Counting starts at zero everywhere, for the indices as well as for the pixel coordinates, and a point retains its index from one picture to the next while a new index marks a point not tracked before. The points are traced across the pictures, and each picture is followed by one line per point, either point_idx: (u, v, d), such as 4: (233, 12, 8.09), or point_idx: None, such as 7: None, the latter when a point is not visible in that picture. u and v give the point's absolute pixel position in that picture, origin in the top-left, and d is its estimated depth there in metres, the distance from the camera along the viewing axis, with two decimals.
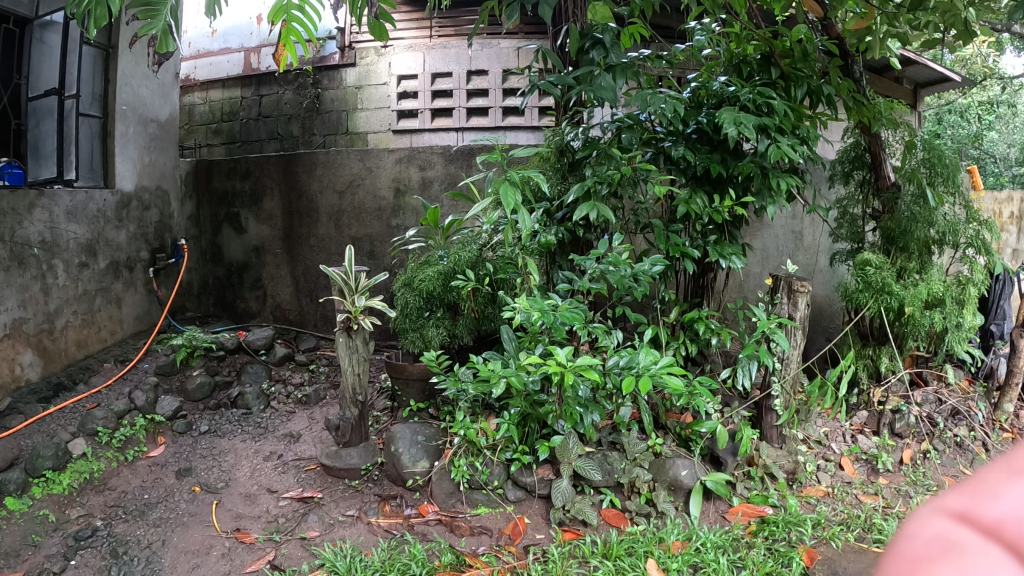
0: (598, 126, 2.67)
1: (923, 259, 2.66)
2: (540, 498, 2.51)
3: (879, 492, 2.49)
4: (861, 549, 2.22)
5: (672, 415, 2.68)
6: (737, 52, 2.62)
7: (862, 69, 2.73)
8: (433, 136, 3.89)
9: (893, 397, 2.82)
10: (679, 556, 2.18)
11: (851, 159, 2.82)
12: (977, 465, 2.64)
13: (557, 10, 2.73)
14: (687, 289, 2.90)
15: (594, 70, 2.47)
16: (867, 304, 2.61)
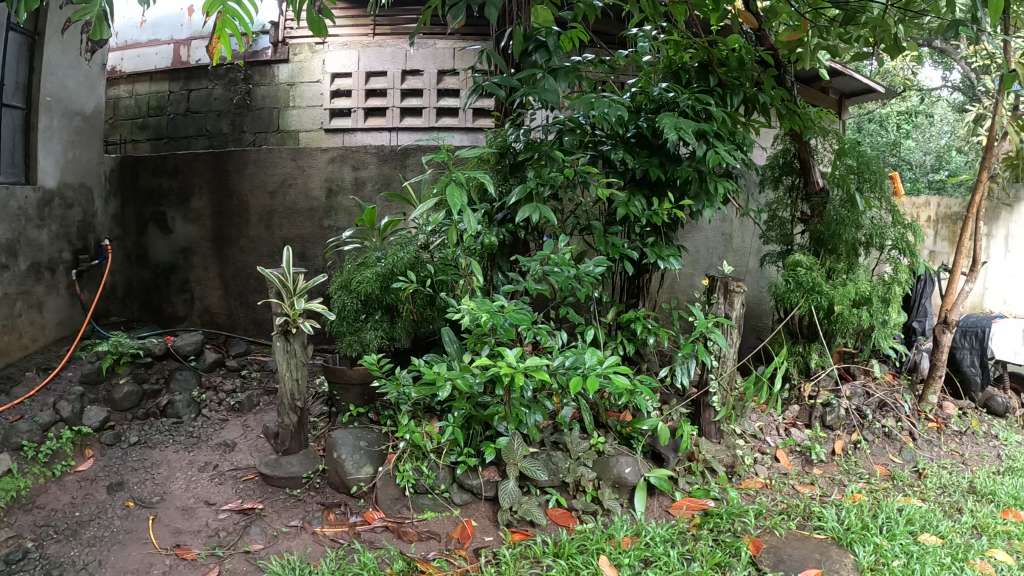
0: (539, 128, 2.69)
1: (851, 261, 2.89)
2: (486, 500, 2.49)
3: (814, 482, 2.65)
4: (803, 535, 2.33)
5: (612, 414, 2.73)
6: (675, 58, 2.75)
7: (793, 79, 3.06)
8: (365, 136, 3.94)
9: (823, 391, 3.03)
10: (630, 551, 2.19)
11: (782, 164, 3.09)
12: (906, 454, 2.88)
13: (503, 10, 2.84)
14: (623, 291, 2.96)
15: (537, 72, 2.48)
16: (798, 303, 2.80)
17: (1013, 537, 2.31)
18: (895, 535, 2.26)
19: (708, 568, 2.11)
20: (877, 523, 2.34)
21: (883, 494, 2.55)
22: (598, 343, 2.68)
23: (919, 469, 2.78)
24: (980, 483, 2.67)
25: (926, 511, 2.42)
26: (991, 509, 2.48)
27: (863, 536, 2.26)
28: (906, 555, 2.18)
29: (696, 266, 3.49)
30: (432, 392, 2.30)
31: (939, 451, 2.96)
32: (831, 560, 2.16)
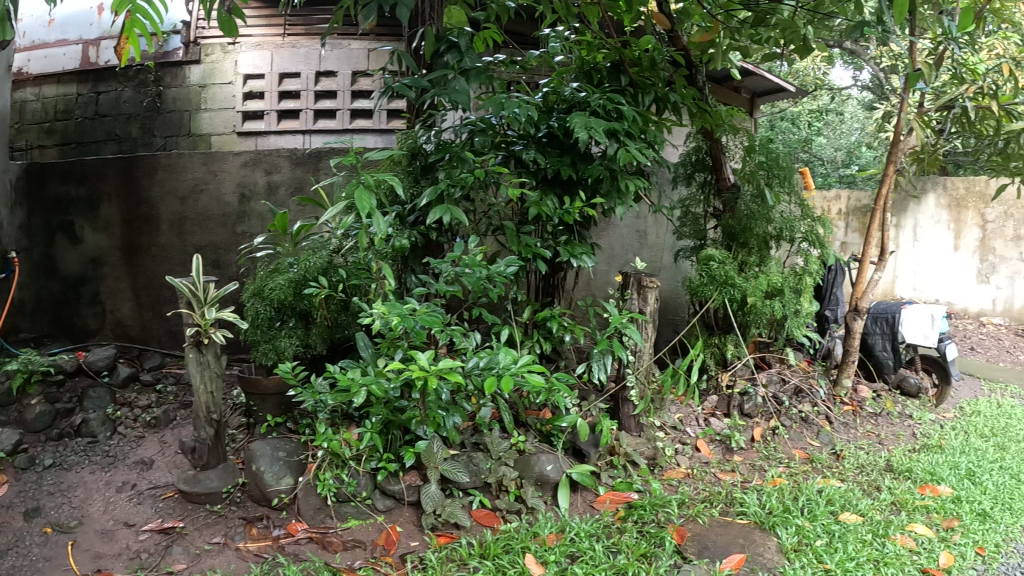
0: (451, 130, 2.71)
1: (762, 254, 3.08)
2: (409, 505, 2.47)
3: (734, 469, 2.73)
4: (726, 521, 2.38)
5: (531, 413, 2.75)
6: (587, 59, 2.83)
7: (704, 78, 3.19)
8: (278, 138, 3.90)
9: (739, 381, 3.17)
10: (556, 548, 2.19)
11: (694, 162, 3.22)
12: (822, 437, 3.05)
13: (414, 12, 2.84)
14: (539, 290, 2.98)
15: (449, 73, 2.47)
16: (712, 297, 2.95)
17: (929, 512, 2.43)
18: (816, 516, 2.34)
19: (634, 559, 2.12)
20: (797, 505, 2.42)
21: (803, 477, 2.65)
22: (514, 343, 2.68)
23: (837, 451, 2.93)
24: (898, 460, 2.84)
25: (844, 491, 2.52)
26: (905, 486, 2.60)
27: (786, 519, 2.33)
28: (827, 534, 2.26)
29: (613, 263, 3.56)
30: (346, 398, 2.29)
31: (856, 433, 3.15)
32: (755, 544, 2.22)
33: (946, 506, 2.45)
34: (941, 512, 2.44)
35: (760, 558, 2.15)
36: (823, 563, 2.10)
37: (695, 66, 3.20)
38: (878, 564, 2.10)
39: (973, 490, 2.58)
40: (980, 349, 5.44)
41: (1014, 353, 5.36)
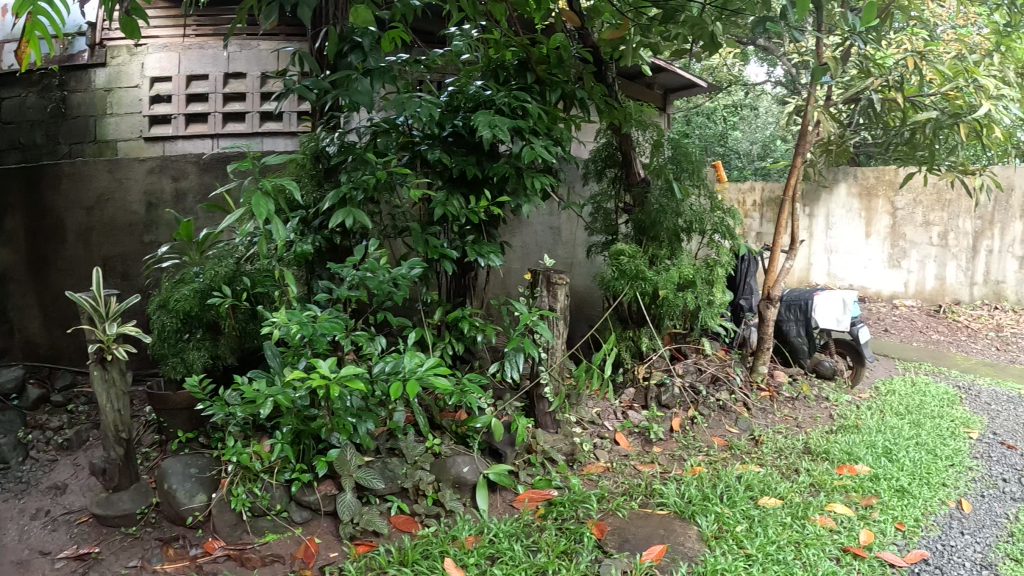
0: (355, 132, 2.67)
1: (672, 247, 3.36)
2: (326, 515, 2.42)
3: (653, 460, 2.85)
4: (646, 513, 2.45)
5: (446, 415, 2.74)
6: (495, 57, 2.83)
7: (613, 75, 3.29)
8: (186, 143, 3.83)
9: (656, 371, 3.36)
10: (474, 551, 2.17)
11: (604, 158, 3.47)
12: (740, 423, 3.22)
13: (318, 12, 2.96)
14: (449, 289, 3.01)
15: (351, 73, 2.42)
16: (623, 290, 3.20)
17: (848, 490, 2.61)
18: (736, 502, 2.45)
19: (554, 557, 2.12)
20: (716, 493, 2.51)
21: (722, 465, 2.78)
22: (426, 344, 2.69)
23: (755, 436, 3.11)
24: (815, 442, 3.04)
25: (760, 475, 2.66)
26: (823, 467, 2.80)
27: (705, 506, 2.42)
28: (747, 519, 2.36)
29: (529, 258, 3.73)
30: (255, 410, 2.23)
31: (773, 418, 3.37)
32: (676, 534, 2.29)
33: (864, 484, 2.64)
34: (858, 490, 2.62)
35: (681, 547, 2.22)
36: (744, 547, 2.20)
37: (604, 62, 3.29)
38: (800, 546, 2.23)
39: (887, 468, 2.78)
40: (894, 331, 6.05)
41: (927, 333, 5.96)
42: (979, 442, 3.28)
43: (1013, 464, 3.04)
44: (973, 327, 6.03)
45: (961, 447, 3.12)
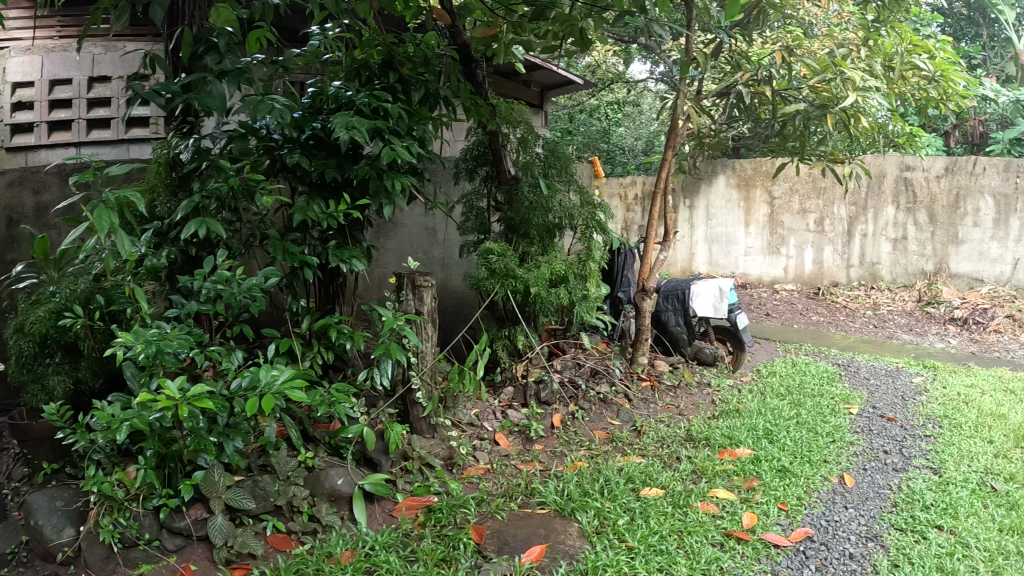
0: (213, 135, 3.94)
1: (544, 247, 5.79)
2: (198, 538, 3.32)
3: (533, 459, 4.85)
4: (529, 514, 3.97)
5: (321, 428, 4.04)
6: (357, 55, 4.65)
7: (480, 64, 5.22)
8: (50, 150, 5.46)
9: (532, 370, 5.90)
10: (352, 565, 3.18)
11: (478, 159, 5.90)
12: (621, 414, 5.73)
13: (171, 16, 4.21)
14: (322, 298, 4.80)
15: (205, 78, 3.45)
16: (495, 287, 5.56)
17: (728, 474, 4.64)
18: (616, 497, 4.10)
19: (436, 565, 3.26)
20: (569, 475, 4.40)
21: (602, 459, 4.83)
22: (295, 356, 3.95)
23: (637, 427, 5.49)
24: (693, 430, 5.42)
25: (634, 468, 4.51)
26: (700, 453, 4.94)
27: (583, 502, 3.98)
28: (628, 510, 3.99)
29: (399, 254, 6.52)
30: (113, 434, 2.96)
31: (655, 405, 6.00)
32: (558, 531, 3.74)
33: (742, 468, 4.70)
34: (739, 473, 4.65)
35: (565, 544, 3.61)
36: (633, 538, 3.69)
37: (475, 60, 5.22)
38: (687, 538, 3.74)
39: (767, 450, 5.04)
40: (776, 312, 9.42)
41: (801, 315, 9.29)
42: (856, 419, 6.15)
43: (873, 442, 5.57)
44: (848, 306, 9.44)
45: (841, 425, 5.89)
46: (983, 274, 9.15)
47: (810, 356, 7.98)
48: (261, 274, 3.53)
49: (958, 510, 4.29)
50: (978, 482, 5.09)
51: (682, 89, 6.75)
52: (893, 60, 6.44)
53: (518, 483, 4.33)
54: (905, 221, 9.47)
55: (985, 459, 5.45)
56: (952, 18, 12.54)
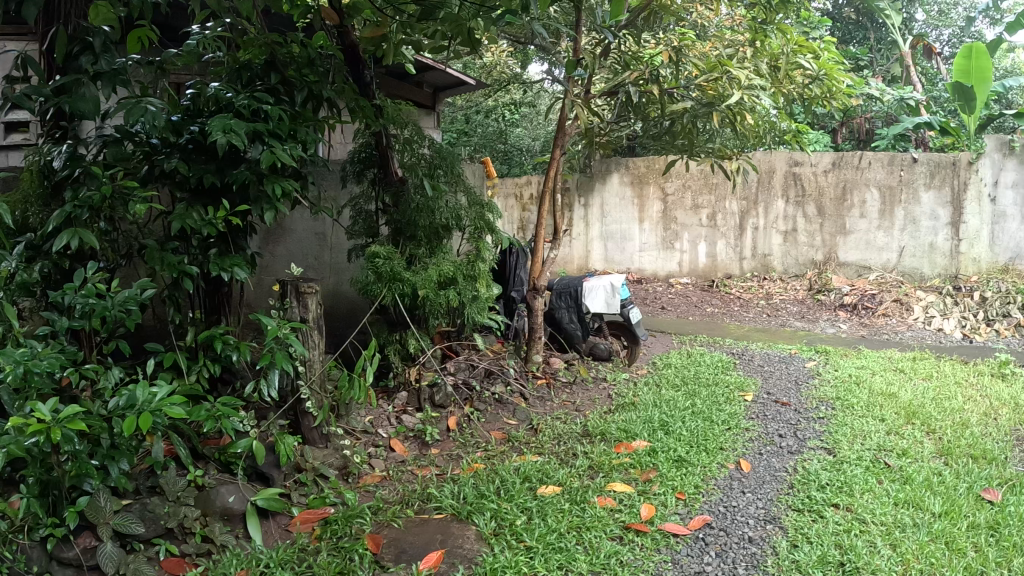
0: (96, 140, 4.80)
1: (427, 249, 6.87)
2: (86, 569, 3.77)
3: (423, 464, 6.21)
4: (421, 519, 5.38)
5: (216, 442, 5.31)
6: (235, 61, 5.56)
7: (352, 74, 6.19)
8: None
9: (426, 373, 7.01)
10: None
11: (363, 165, 6.79)
12: (516, 415, 7.04)
13: (44, 16, 4.48)
14: (209, 307, 5.62)
15: (80, 78, 4.03)
16: (384, 291, 6.56)
17: (625, 468, 6.09)
18: (507, 499, 5.54)
19: None
20: (463, 480, 5.88)
21: (497, 460, 6.23)
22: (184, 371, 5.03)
23: (534, 426, 6.85)
24: (589, 427, 6.84)
25: (530, 470, 6.01)
26: (599, 449, 6.40)
27: (479, 507, 5.40)
28: (524, 509, 5.44)
29: (291, 256, 6.97)
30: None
31: (549, 404, 7.28)
32: (453, 537, 5.10)
33: (639, 462, 6.16)
34: (638, 468, 6.10)
35: (462, 549, 4.89)
36: (533, 536, 5.05)
37: (356, 76, 6.26)
38: (585, 534, 5.11)
39: (667, 441, 6.51)
40: (671, 305, 11.89)
41: (698, 307, 11.66)
42: (750, 406, 7.23)
43: (781, 421, 6.94)
44: (741, 298, 12.12)
45: (735, 412, 7.06)
46: (868, 262, 12.06)
47: (704, 347, 8.66)
48: (137, 286, 4.13)
49: (857, 486, 5.69)
50: (869, 459, 6.10)
51: (571, 87, 7.00)
52: (779, 60, 6.71)
53: (416, 488, 5.84)
54: (794, 218, 12.46)
55: (875, 438, 6.36)
56: (842, 22, 16.57)
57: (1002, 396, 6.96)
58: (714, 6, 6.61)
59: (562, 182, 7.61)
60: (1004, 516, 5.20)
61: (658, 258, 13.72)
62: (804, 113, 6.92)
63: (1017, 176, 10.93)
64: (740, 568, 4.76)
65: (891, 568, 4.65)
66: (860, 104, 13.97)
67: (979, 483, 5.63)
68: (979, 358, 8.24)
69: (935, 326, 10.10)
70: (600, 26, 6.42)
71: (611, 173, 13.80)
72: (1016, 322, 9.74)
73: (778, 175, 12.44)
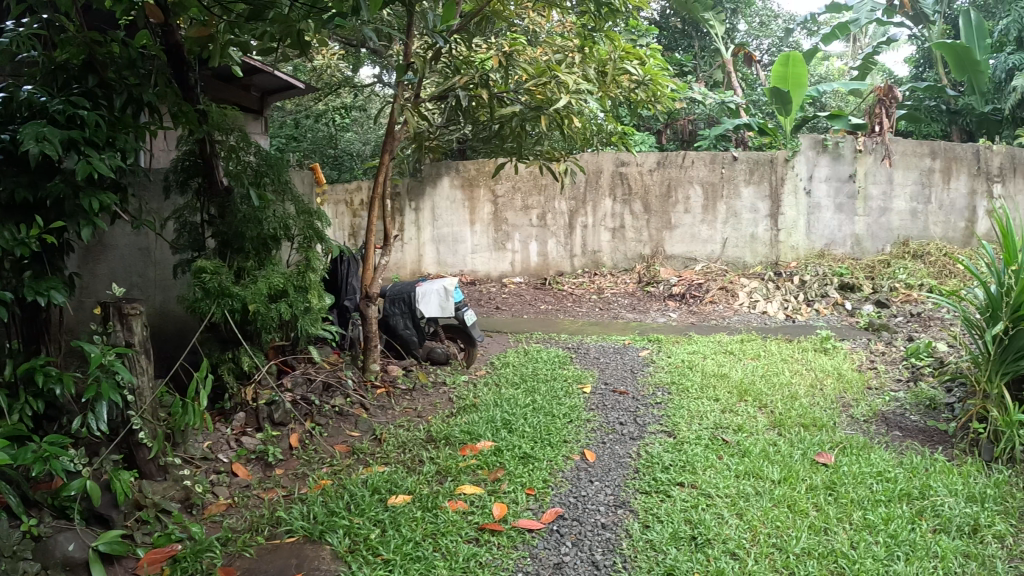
0: None
1: (257, 260, 6.47)
2: None
3: (268, 486, 5.88)
4: (277, 543, 5.14)
5: (45, 485, 4.85)
6: (46, 61, 5.06)
7: (175, 76, 5.79)
8: None
9: (264, 391, 6.63)
10: None
11: (183, 171, 6.29)
12: (360, 425, 6.85)
13: None
14: (27, 336, 5.05)
15: None
16: (211, 308, 6.10)
17: (473, 469, 6.09)
18: (362, 513, 5.39)
19: None
20: (312, 498, 5.66)
21: (344, 475, 6.02)
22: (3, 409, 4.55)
23: (379, 436, 6.68)
24: (432, 431, 6.77)
25: (379, 481, 5.86)
26: (445, 453, 6.35)
27: (331, 525, 5.21)
28: (379, 522, 5.31)
29: (113, 272, 6.41)
30: None
31: (391, 412, 7.09)
32: (312, 558, 4.91)
33: (486, 462, 6.19)
34: (485, 467, 6.13)
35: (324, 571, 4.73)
36: (389, 548, 4.95)
37: (179, 77, 5.86)
38: (440, 540, 5.08)
39: (509, 438, 6.59)
40: (506, 305, 12.26)
41: (535, 304, 12.21)
42: (588, 397, 7.45)
43: (616, 409, 7.21)
44: (574, 293, 12.87)
45: (575, 405, 7.25)
46: (694, 254, 13.49)
47: (540, 343, 8.84)
48: None
49: (700, 465, 6.01)
50: (708, 437, 6.47)
51: (400, 90, 6.88)
52: (606, 66, 7.11)
53: (263, 513, 5.53)
54: (624, 212, 13.59)
55: (711, 417, 6.76)
56: (668, 31, 17.51)
57: (825, 368, 7.60)
58: (546, 12, 6.98)
59: (391, 186, 7.34)
60: (839, 476, 5.66)
61: (490, 259, 14.08)
62: (630, 116, 7.35)
63: (827, 172, 13.00)
64: (597, 554, 4.92)
65: (740, 535, 4.98)
66: (684, 107, 15.10)
67: (812, 449, 6.12)
68: (801, 336, 8.98)
69: (760, 309, 11.38)
70: (432, 29, 6.41)
71: (440, 177, 13.81)
72: (832, 301, 11.15)
73: (606, 175, 13.50)
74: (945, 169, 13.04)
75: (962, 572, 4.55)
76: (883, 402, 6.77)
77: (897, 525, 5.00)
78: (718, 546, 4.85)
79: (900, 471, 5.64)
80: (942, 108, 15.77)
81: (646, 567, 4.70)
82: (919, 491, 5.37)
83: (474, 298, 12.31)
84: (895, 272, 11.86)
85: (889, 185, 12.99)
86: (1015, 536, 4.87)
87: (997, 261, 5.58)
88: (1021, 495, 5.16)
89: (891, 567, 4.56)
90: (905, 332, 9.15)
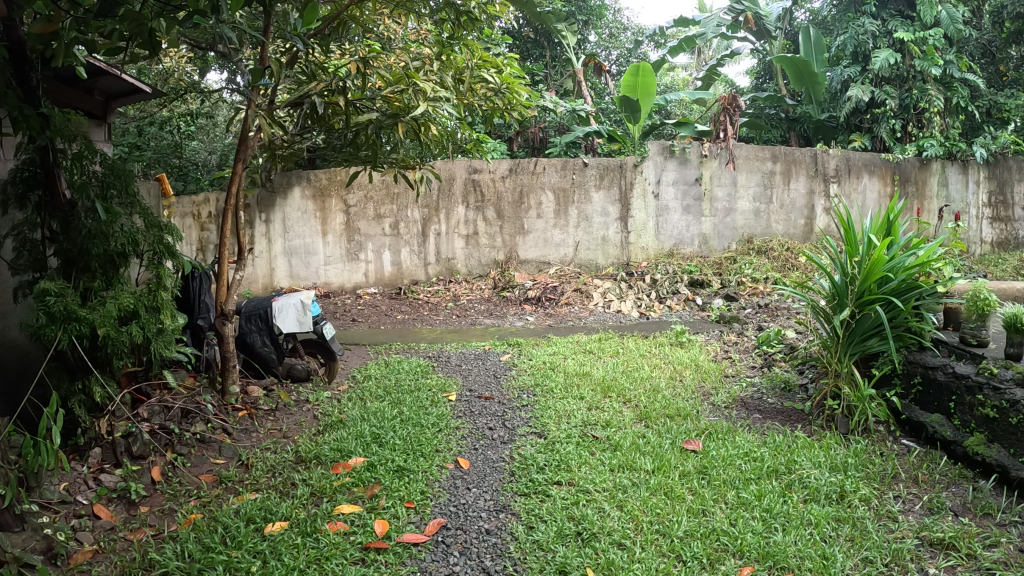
0: None
1: (104, 280, 5.84)
2: None
3: (132, 527, 5.28)
4: None
5: None
6: None
7: (15, 79, 5.15)
8: None
9: (120, 423, 6.07)
10: None
11: (22, 184, 5.68)
12: (223, 452, 6.38)
13: None
14: None
15: None
16: (57, 334, 5.42)
17: (349, 488, 5.77)
18: (239, 545, 4.93)
19: None
20: (183, 536, 5.08)
21: (215, 506, 5.53)
22: None
23: (247, 462, 6.26)
24: (301, 452, 6.42)
25: (252, 509, 5.40)
26: (318, 473, 5.99)
27: (209, 562, 4.71)
28: (257, 554, 4.85)
29: None
30: None
31: (253, 437, 6.69)
32: None
33: (361, 479, 5.89)
34: (357, 485, 5.83)
35: None
36: None
37: (18, 79, 5.18)
38: (326, 565, 4.74)
39: (378, 453, 6.33)
40: (361, 317, 12.11)
41: (390, 316, 12.23)
42: (455, 405, 7.42)
43: (485, 415, 7.21)
44: (430, 301, 13.25)
45: (443, 414, 7.17)
46: (547, 257, 14.48)
47: (400, 354, 8.82)
48: None
49: (576, 461, 6.05)
50: (578, 435, 6.58)
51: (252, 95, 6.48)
52: (463, 73, 7.23)
53: (134, 557, 4.87)
54: (477, 218, 14.23)
55: (579, 415, 6.92)
56: (521, 40, 18.28)
57: (682, 360, 8.20)
58: (402, 18, 6.88)
59: (244, 197, 6.94)
60: (709, 460, 5.93)
61: (343, 270, 14.12)
62: (484, 123, 7.44)
63: (675, 176, 14.49)
64: (487, 560, 4.80)
65: (623, 527, 5.02)
66: (536, 116, 15.87)
67: (681, 437, 6.44)
68: (655, 333, 9.59)
69: (617, 307, 12.47)
70: (290, 33, 6.12)
71: (292, 187, 13.63)
72: (685, 297, 12.53)
73: (459, 181, 14.03)
74: (786, 172, 15.04)
75: (835, 535, 4.86)
76: (741, 388, 7.41)
77: (769, 500, 5.27)
78: (605, 538, 4.89)
79: (765, 450, 6.05)
80: (782, 116, 17.89)
81: (537, 568, 4.62)
82: (785, 467, 5.75)
83: (331, 312, 12.20)
84: (742, 268, 13.57)
85: (730, 186, 14.74)
86: (877, 498, 5.28)
87: (841, 252, 6.25)
88: (878, 462, 5.68)
89: (771, 538, 4.80)
90: (755, 322, 10.27)
